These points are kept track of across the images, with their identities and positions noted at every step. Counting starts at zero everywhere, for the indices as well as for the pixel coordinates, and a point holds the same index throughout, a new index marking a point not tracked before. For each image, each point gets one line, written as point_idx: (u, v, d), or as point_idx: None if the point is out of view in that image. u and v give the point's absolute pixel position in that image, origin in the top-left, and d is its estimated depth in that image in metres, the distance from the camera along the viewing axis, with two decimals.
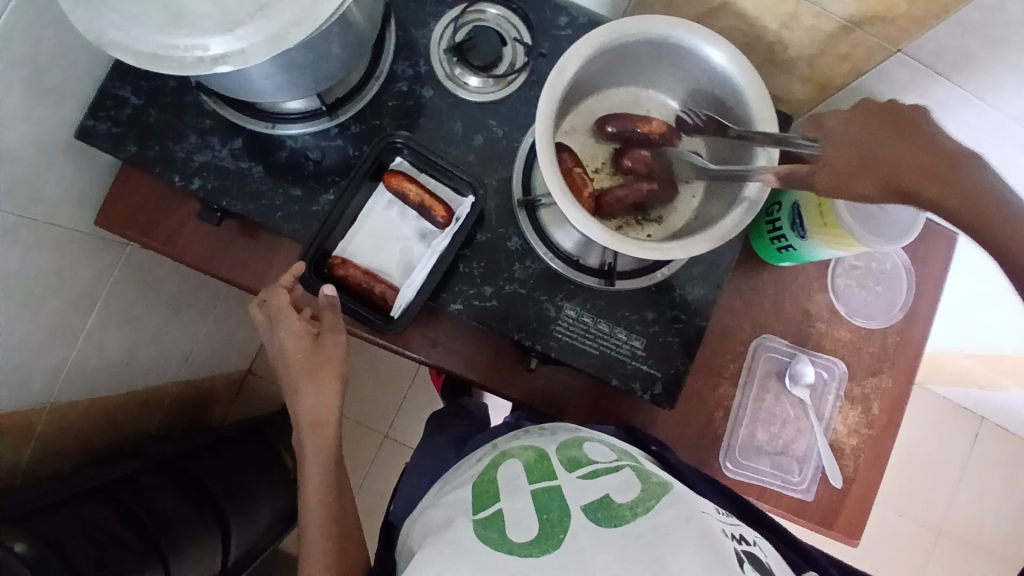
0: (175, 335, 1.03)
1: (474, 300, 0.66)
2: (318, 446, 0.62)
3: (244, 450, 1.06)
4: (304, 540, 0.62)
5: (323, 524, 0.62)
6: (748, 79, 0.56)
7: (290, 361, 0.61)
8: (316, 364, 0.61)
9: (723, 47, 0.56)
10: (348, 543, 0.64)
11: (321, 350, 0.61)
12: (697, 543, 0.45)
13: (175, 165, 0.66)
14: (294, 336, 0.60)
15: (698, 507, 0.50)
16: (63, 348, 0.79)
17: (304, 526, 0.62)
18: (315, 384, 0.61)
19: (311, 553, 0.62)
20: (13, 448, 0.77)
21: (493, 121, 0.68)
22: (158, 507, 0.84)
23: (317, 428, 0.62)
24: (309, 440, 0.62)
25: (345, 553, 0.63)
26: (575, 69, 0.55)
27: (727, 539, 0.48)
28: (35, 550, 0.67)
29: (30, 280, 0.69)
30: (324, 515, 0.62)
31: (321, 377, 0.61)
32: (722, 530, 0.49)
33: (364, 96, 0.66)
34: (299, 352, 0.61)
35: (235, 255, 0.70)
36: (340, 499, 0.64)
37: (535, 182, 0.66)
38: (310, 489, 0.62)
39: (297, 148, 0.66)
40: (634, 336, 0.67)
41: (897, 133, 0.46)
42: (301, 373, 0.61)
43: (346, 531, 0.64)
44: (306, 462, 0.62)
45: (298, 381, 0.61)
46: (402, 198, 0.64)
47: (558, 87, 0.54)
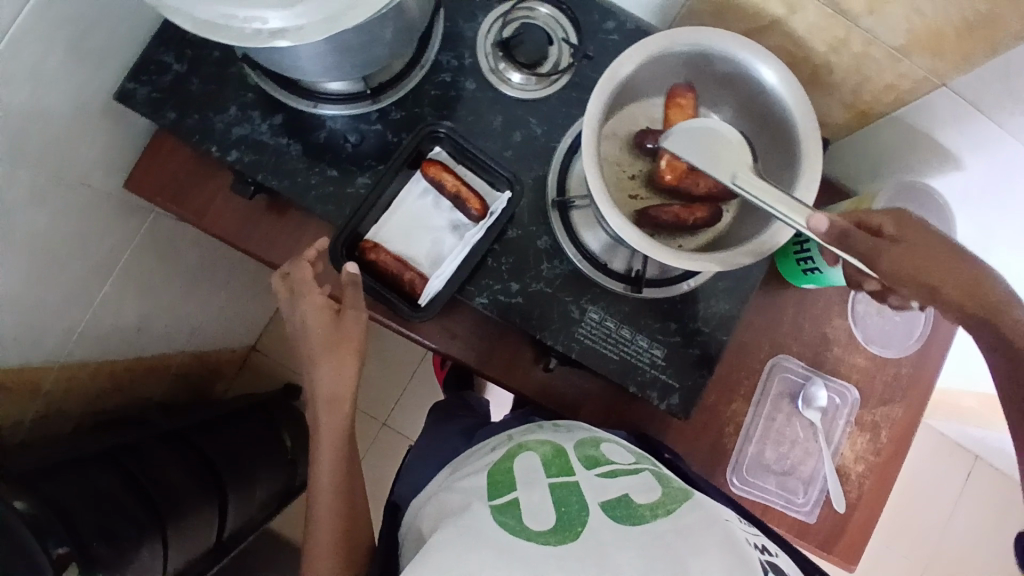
0: (189, 307, 1.03)
1: (500, 295, 0.66)
2: (335, 421, 0.61)
3: (247, 426, 1.07)
4: (313, 512, 0.62)
5: (333, 498, 0.62)
6: (795, 100, 0.57)
7: (313, 334, 0.60)
8: (337, 340, 0.60)
9: (774, 64, 0.57)
10: (357, 521, 0.63)
11: (344, 327, 0.60)
12: (719, 549, 0.47)
13: (214, 136, 0.65)
14: (317, 310, 0.60)
15: (720, 514, 0.51)
16: (78, 311, 0.79)
17: (314, 498, 0.62)
18: (336, 360, 0.60)
19: (317, 530, 0.61)
20: (21, 406, 0.77)
21: (533, 119, 0.68)
22: (163, 477, 0.84)
23: (335, 406, 0.61)
24: (326, 416, 0.62)
25: (353, 528, 0.63)
26: (628, 72, 0.56)
27: (747, 546, 0.49)
28: (36, 509, 0.66)
29: (55, 240, 0.69)
30: (335, 492, 0.62)
31: (340, 353, 0.60)
32: (745, 539, 0.50)
33: (407, 85, 0.66)
34: (324, 327, 0.60)
35: (263, 232, 0.70)
36: (351, 477, 0.64)
37: (570, 183, 0.66)
38: (323, 462, 0.62)
39: (337, 129, 0.66)
40: (655, 344, 0.67)
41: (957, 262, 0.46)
42: (321, 347, 0.60)
43: (355, 509, 0.64)
44: (320, 437, 0.62)
45: (319, 356, 0.60)
46: (438, 186, 0.63)
47: (608, 89, 0.55)
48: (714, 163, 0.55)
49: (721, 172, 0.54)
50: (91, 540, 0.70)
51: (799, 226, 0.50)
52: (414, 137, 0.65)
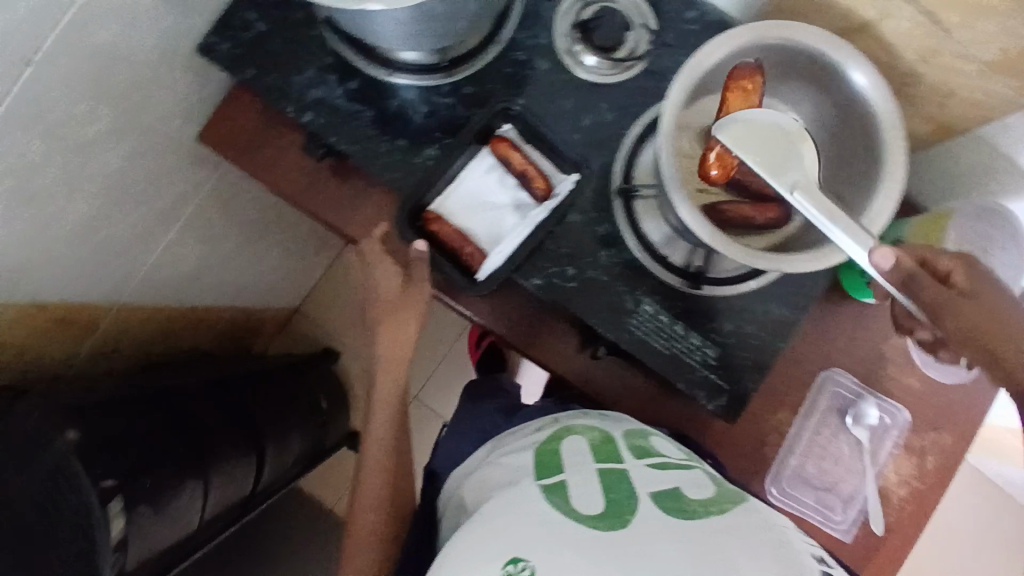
0: (242, 264, 1.05)
1: (555, 278, 0.66)
2: (390, 382, 0.64)
3: (284, 384, 1.10)
4: (361, 469, 0.63)
5: (382, 458, 0.63)
6: (881, 108, 0.57)
7: (381, 299, 0.64)
8: (401, 307, 0.63)
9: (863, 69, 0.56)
10: (402, 484, 0.65)
11: (410, 294, 0.62)
12: (774, 557, 0.45)
13: (290, 96, 0.66)
14: (389, 276, 0.63)
15: (776, 521, 0.50)
16: (138, 255, 0.82)
17: (364, 456, 0.64)
18: (396, 325, 0.63)
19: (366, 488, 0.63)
20: (76, 339, 0.81)
21: (604, 104, 0.66)
22: (208, 422, 0.86)
23: (391, 368, 0.64)
24: (382, 377, 0.64)
25: (397, 489, 0.64)
26: (714, 60, 0.56)
27: (808, 557, 0.48)
28: (87, 438, 0.68)
29: (126, 184, 0.72)
30: (384, 454, 0.63)
31: (402, 320, 0.63)
32: (805, 549, 0.49)
33: (482, 60, 0.66)
34: (392, 293, 0.63)
35: (327, 195, 0.71)
36: (402, 440, 0.65)
37: (637, 172, 0.65)
38: (377, 423, 0.63)
39: (408, 100, 0.66)
40: (708, 343, 0.66)
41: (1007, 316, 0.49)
42: (387, 313, 0.63)
43: (403, 473, 0.65)
44: (376, 398, 0.64)
45: (384, 320, 0.64)
46: (505, 164, 0.63)
47: (692, 76, 0.55)
48: (782, 165, 0.51)
49: (778, 177, 0.51)
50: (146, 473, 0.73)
51: (862, 254, 0.48)
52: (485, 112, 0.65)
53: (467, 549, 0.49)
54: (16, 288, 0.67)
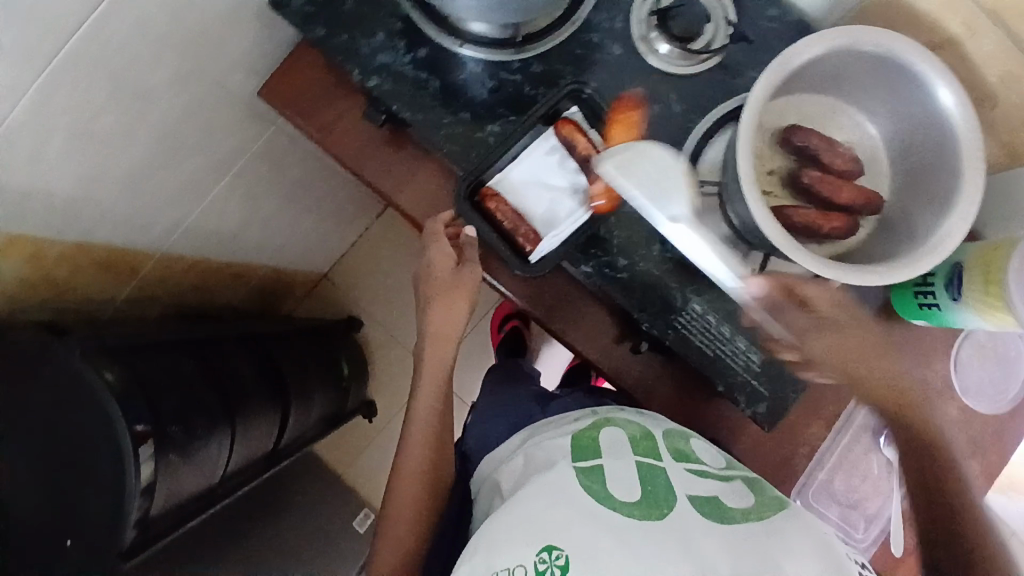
0: (281, 224, 1.06)
1: (605, 268, 0.65)
2: (436, 356, 0.66)
3: (309, 347, 1.11)
4: (404, 439, 0.64)
5: (425, 430, 0.64)
6: (965, 130, 0.54)
7: (434, 277, 0.65)
8: (454, 285, 0.64)
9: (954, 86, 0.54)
10: (442, 458, 0.64)
11: (462, 275, 0.64)
12: (814, 559, 0.46)
13: (358, 58, 0.66)
14: (442, 256, 0.63)
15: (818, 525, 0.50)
16: (186, 206, 0.82)
17: (406, 427, 0.64)
18: (448, 302, 0.65)
19: (406, 459, 0.63)
20: (115, 282, 0.82)
21: (674, 96, 0.65)
22: (237, 376, 0.86)
23: (438, 341, 0.66)
24: (428, 352, 0.66)
25: (438, 464, 0.64)
26: (806, 57, 0.54)
27: (851, 564, 0.47)
28: (124, 383, 0.64)
29: (183, 132, 0.72)
30: (426, 425, 0.64)
31: (454, 297, 0.65)
32: (848, 555, 0.49)
33: (555, 39, 0.65)
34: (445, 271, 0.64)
35: (382, 163, 0.71)
36: (445, 415, 0.66)
37: (702, 166, 0.64)
38: (422, 395, 0.65)
39: (475, 73, 0.65)
40: (754, 348, 0.65)
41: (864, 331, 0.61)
42: (438, 290, 0.65)
43: (443, 447, 0.65)
44: (423, 371, 0.66)
45: (435, 298, 0.65)
46: (568, 146, 0.63)
47: (782, 72, 0.54)
48: (660, 199, 0.56)
49: (662, 211, 0.57)
50: (188, 416, 0.72)
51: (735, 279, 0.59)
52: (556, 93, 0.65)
53: (503, 531, 0.49)
54: (68, 225, 0.67)
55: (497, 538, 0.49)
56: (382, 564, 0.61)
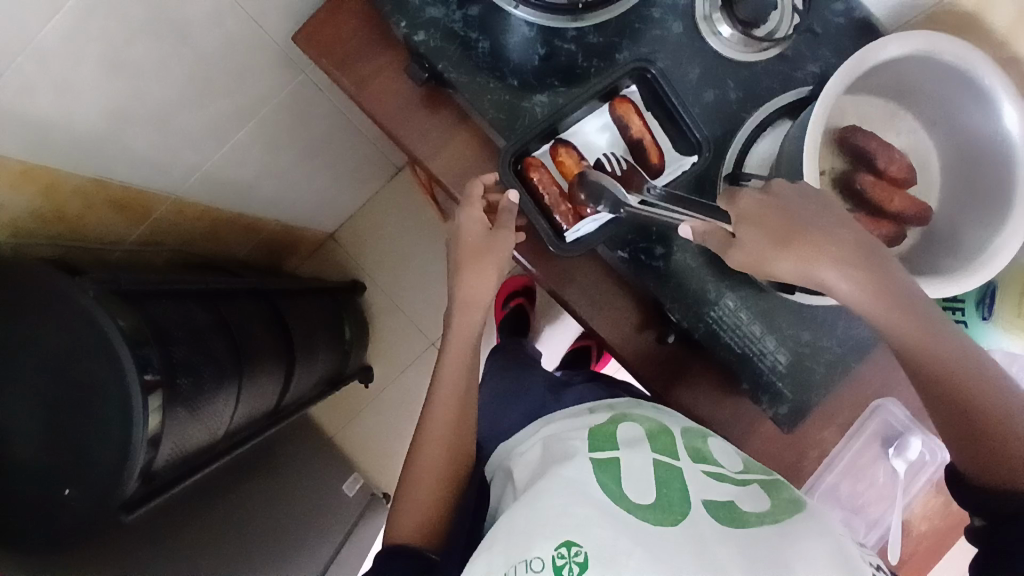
0: (298, 177, 1.02)
1: (641, 254, 0.64)
2: (466, 324, 0.62)
3: (316, 306, 1.09)
4: (428, 407, 0.61)
5: (449, 399, 0.60)
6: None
7: (465, 241, 0.61)
8: (484, 249, 0.61)
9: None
10: (469, 428, 0.61)
11: (496, 240, 0.60)
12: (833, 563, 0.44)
13: (406, 10, 0.62)
14: (474, 221, 0.61)
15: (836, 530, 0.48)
16: (207, 150, 0.79)
17: (432, 397, 0.61)
18: (478, 269, 0.61)
19: (428, 427, 0.60)
20: (128, 224, 0.79)
21: (731, 82, 0.63)
22: (248, 332, 0.84)
23: (466, 309, 0.62)
24: (459, 316, 0.62)
25: (460, 436, 0.60)
26: (885, 57, 0.53)
27: (865, 563, 0.46)
28: (136, 327, 0.62)
29: (212, 71, 0.68)
30: (451, 393, 0.61)
31: (487, 262, 0.60)
32: (861, 556, 0.47)
33: (615, 10, 0.61)
34: (477, 236, 0.61)
35: (419, 125, 0.68)
36: (472, 386, 0.62)
37: (749, 162, 0.62)
38: (448, 363, 0.61)
39: (527, 38, 0.62)
40: (781, 348, 0.65)
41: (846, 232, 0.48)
42: (471, 254, 0.61)
43: (467, 422, 0.61)
44: (450, 339, 0.62)
45: (465, 263, 0.61)
46: (622, 127, 0.61)
47: (859, 68, 0.52)
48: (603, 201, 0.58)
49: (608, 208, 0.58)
50: (197, 364, 0.70)
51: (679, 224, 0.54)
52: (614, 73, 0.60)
53: (517, 522, 0.48)
54: (88, 160, 0.64)
55: (509, 527, 0.48)
56: (398, 539, 0.57)
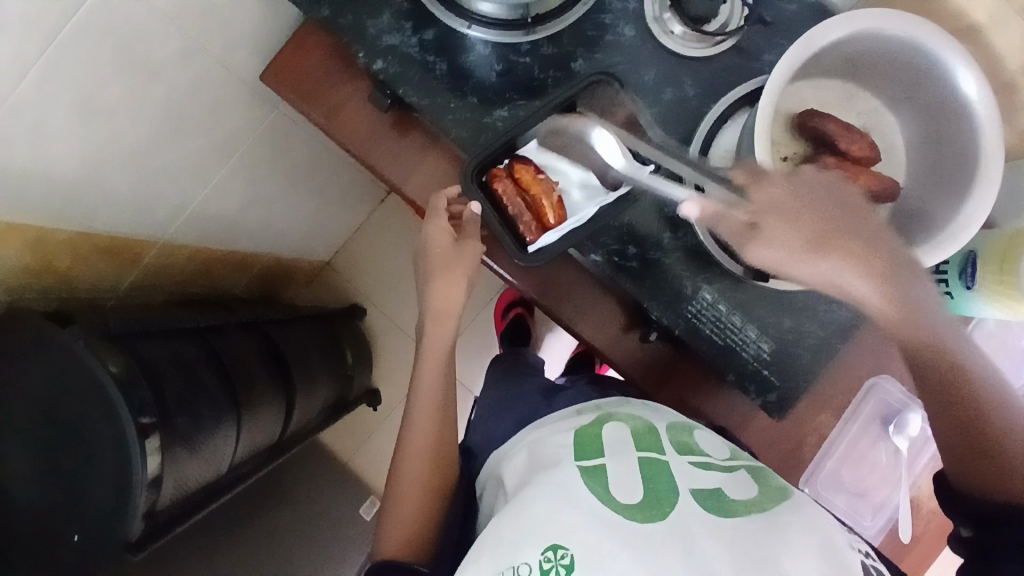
0: (285, 208, 1.04)
1: (615, 256, 0.64)
2: (438, 335, 0.64)
3: (315, 336, 1.10)
4: (407, 420, 0.62)
5: (430, 407, 0.62)
6: (987, 124, 0.54)
7: (432, 252, 0.63)
8: (452, 260, 0.62)
9: (974, 79, 0.53)
10: (449, 439, 0.62)
11: (463, 251, 0.62)
12: (820, 551, 0.44)
13: (364, 40, 0.64)
14: (440, 233, 0.62)
15: (821, 516, 0.49)
16: (188, 191, 0.81)
17: (410, 409, 0.63)
18: (447, 279, 0.63)
19: (409, 439, 0.61)
20: (119, 269, 0.81)
21: (687, 79, 0.64)
22: (241, 364, 0.86)
23: (437, 320, 0.64)
24: (431, 329, 0.64)
25: (443, 444, 0.61)
26: (832, 39, 0.54)
27: (851, 550, 0.46)
28: (128, 371, 0.63)
29: (182, 114, 0.70)
30: (430, 404, 0.62)
31: (456, 272, 0.63)
32: (847, 542, 0.47)
33: (566, 19, 0.63)
34: (443, 247, 0.62)
35: (390, 148, 0.69)
36: (448, 394, 0.64)
37: (715, 154, 0.62)
38: (425, 373, 0.63)
39: (485, 55, 0.64)
40: (764, 338, 0.65)
41: (860, 216, 0.48)
42: (440, 266, 0.63)
43: (447, 431, 0.62)
44: (426, 350, 0.64)
45: (435, 274, 0.63)
46: (579, 142, 0.61)
47: (805, 52, 0.53)
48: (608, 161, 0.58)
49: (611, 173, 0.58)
50: (190, 401, 0.71)
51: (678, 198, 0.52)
52: (574, 85, 0.62)
53: (504, 528, 0.48)
54: (71, 212, 0.67)
55: (493, 537, 0.49)
56: (389, 553, 0.57)
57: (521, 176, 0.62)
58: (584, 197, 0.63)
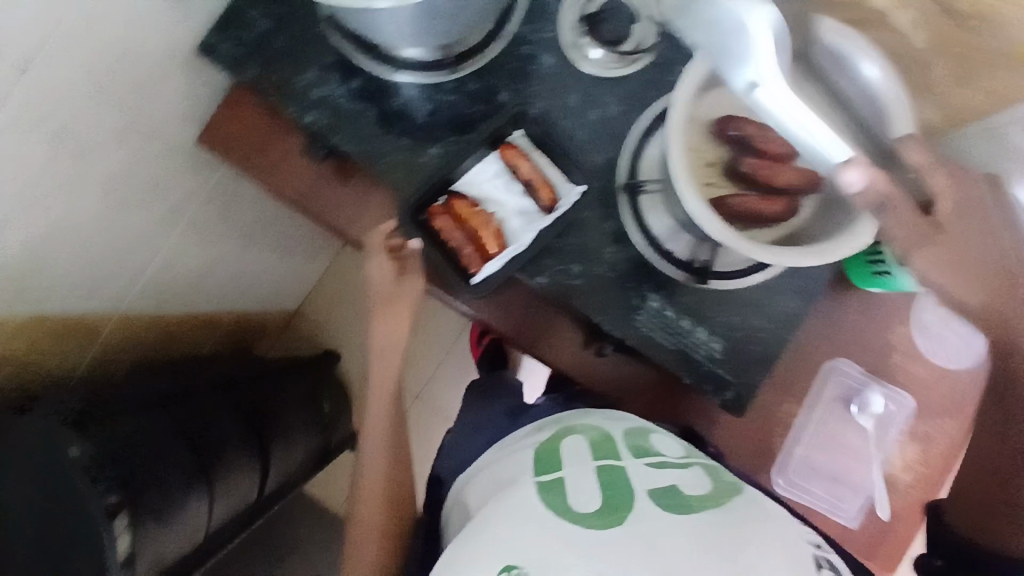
0: (244, 265, 1.04)
1: (560, 276, 0.66)
2: (385, 370, 0.69)
3: (291, 388, 1.10)
4: (364, 452, 0.68)
5: (383, 438, 0.68)
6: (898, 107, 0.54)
7: (374, 292, 0.67)
8: (391, 298, 0.66)
9: (885, 72, 0.54)
10: (402, 462, 0.70)
11: (402, 288, 0.66)
12: (773, 545, 0.46)
13: (292, 97, 0.66)
14: (382, 268, 0.65)
15: (771, 509, 0.51)
16: (139, 261, 0.81)
17: (365, 451, 0.69)
18: (388, 318, 0.68)
19: (367, 467, 0.68)
20: (79, 347, 0.81)
21: (610, 98, 0.66)
22: (210, 427, 0.85)
23: (384, 355, 0.69)
24: (378, 363, 0.69)
25: (398, 466, 0.69)
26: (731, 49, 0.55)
27: (804, 545, 0.48)
28: (96, 453, 0.66)
29: (125, 189, 0.71)
30: (382, 435, 0.68)
31: (397, 311, 0.67)
32: (801, 537, 0.49)
33: (485, 56, 0.65)
34: (384, 284, 0.66)
35: (331, 195, 0.71)
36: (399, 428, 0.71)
37: (642, 166, 0.65)
38: (375, 408, 0.69)
39: (412, 98, 0.66)
40: (714, 338, 0.66)
41: (972, 225, 0.52)
42: (384, 304, 0.67)
43: (399, 455, 0.70)
44: (375, 385, 0.69)
45: (376, 313, 0.68)
46: (512, 171, 0.64)
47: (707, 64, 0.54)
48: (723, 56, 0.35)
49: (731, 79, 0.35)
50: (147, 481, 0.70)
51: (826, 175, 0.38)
52: (500, 118, 0.65)
53: (470, 556, 0.49)
54: (20, 299, 0.67)
55: (462, 564, 0.49)
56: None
57: (458, 208, 0.63)
58: (523, 224, 0.64)
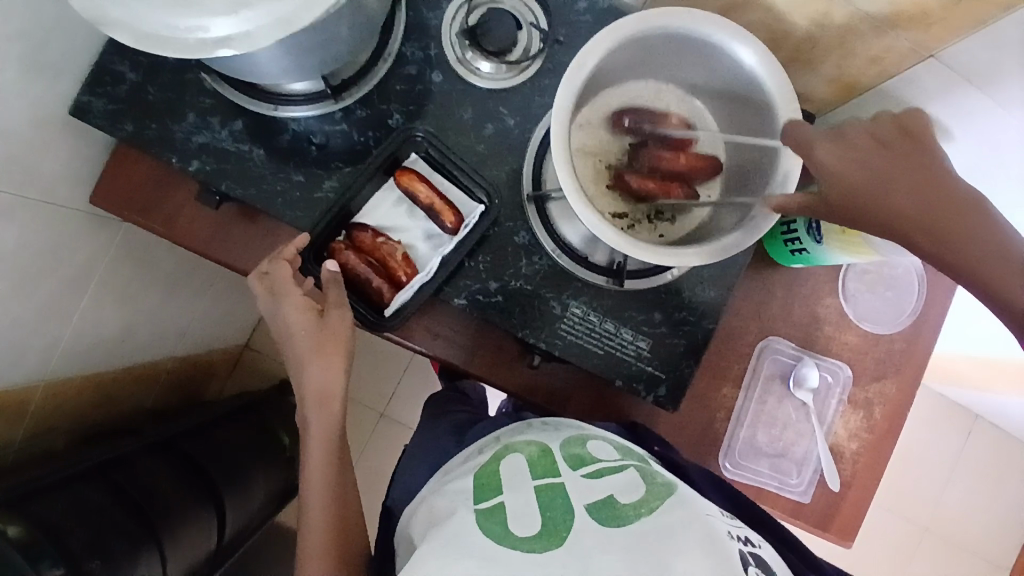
0: (173, 313, 1.01)
1: (479, 294, 0.65)
2: (325, 420, 0.60)
3: (246, 429, 1.07)
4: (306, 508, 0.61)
5: (326, 492, 0.61)
6: (775, 89, 0.54)
7: (297, 335, 0.59)
8: (323, 340, 0.59)
9: (761, 56, 0.54)
10: (352, 516, 0.63)
11: (331, 326, 0.59)
12: (702, 546, 0.46)
13: (175, 146, 0.63)
14: (300, 311, 0.58)
15: (703, 509, 0.51)
16: (56, 328, 0.77)
17: (307, 508, 0.61)
18: (323, 361, 0.59)
19: (310, 526, 0.60)
20: (7, 428, 0.77)
21: (504, 110, 0.65)
22: (153, 488, 0.82)
23: (323, 403, 0.60)
24: (315, 413, 0.60)
25: (347, 520, 0.62)
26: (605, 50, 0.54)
27: (730, 538, 0.49)
28: (29, 533, 0.64)
29: (22, 262, 0.67)
30: (327, 489, 0.61)
31: (333, 352, 0.59)
32: (725, 530, 0.50)
33: (370, 81, 0.63)
34: (308, 328, 0.59)
35: (235, 239, 0.68)
36: (344, 479, 0.63)
37: (547, 174, 0.64)
38: (316, 460, 0.61)
39: (300, 131, 0.63)
40: (640, 337, 0.66)
41: None
42: (314, 348, 0.59)
43: (347, 509, 0.63)
44: (312, 434, 0.61)
45: (307, 357, 0.59)
46: (412, 197, 0.62)
47: (581, 74, 0.53)
48: None
49: None
50: (84, 559, 0.68)
51: None
52: (392, 142, 0.63)
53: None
54: None
55: None
56: None
57: (361, 241, 0.62)
58: (431, 249, 0.64)
